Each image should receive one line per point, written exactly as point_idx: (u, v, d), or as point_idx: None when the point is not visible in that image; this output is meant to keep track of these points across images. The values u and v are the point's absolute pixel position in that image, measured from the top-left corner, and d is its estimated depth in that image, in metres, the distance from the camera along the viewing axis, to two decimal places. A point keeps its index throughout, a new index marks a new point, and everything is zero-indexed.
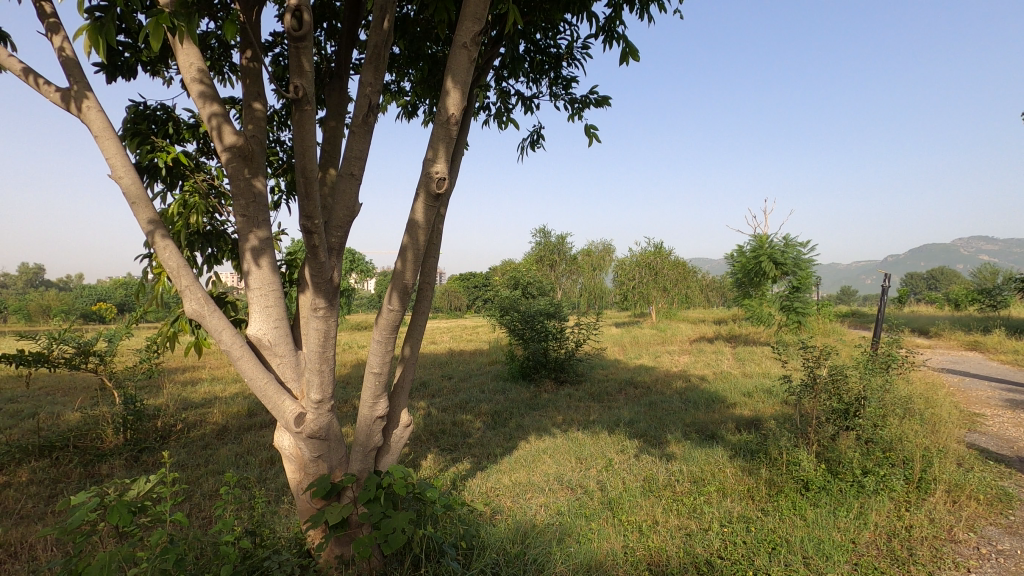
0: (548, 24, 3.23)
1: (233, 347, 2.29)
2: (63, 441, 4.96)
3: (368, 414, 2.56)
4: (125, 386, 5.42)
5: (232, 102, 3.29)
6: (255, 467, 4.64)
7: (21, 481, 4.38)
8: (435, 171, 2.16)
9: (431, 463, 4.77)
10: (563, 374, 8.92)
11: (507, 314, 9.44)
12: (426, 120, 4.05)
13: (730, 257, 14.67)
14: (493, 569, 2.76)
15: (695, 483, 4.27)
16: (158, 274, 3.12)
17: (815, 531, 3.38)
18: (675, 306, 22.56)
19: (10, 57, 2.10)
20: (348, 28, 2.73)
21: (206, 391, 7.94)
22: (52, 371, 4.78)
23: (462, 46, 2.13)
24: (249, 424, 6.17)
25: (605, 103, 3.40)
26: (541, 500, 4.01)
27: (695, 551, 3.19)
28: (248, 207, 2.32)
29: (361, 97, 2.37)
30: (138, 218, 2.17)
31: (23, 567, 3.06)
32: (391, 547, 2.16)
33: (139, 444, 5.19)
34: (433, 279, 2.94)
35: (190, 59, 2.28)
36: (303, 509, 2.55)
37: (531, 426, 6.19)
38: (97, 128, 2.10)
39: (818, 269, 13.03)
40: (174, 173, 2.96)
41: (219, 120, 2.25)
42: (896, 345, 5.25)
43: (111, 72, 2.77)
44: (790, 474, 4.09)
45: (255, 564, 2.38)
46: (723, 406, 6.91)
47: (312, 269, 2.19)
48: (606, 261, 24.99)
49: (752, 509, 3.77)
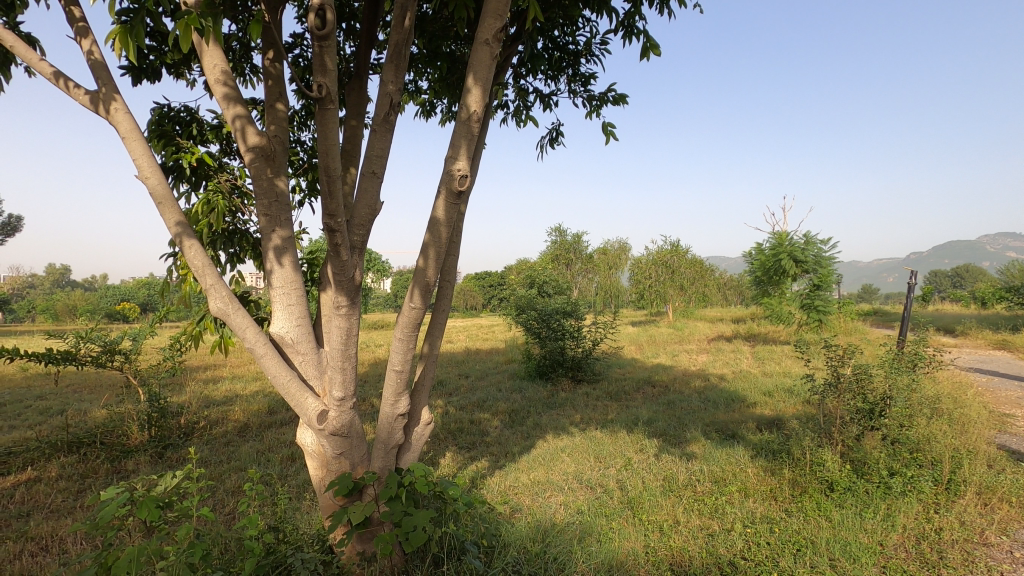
0: (566, 20, 3.21)
1: (257, 345, 2.31)
2: (91, 437, 5.08)
3: (390, 412, 2.57)
4: (150, 384, 5.52)
5: (253, 102, 3.33)
6: (277, 464, 4.71)
7: (50, 475, 4.50)
8: (457, 168, 2.16)
9: (450, 461, 4.78)
10: (581, 373, 8.88)
11: (524, 313, 9.45)
12: (445, 118, 4.05)
13: (749, 256, 14.47)
14: (514, 567, 2.75)
15: (716, 483, 4.23)
16: (183, 273, 3.17)
17: (841, 532, 3.32)
18: (692, 304, 22.38)
19: (41, 61, 2.14)
20: (368, 28, 2.73)
21: (227, 389, 8.05)
22: (79, 369, 4.89)
23: (483, 43, 2.12)
24: (270, 422, 6.25)
25: (624, 99, 3.35)
26: (560, 499, 4.00)
27: (719, 551, 3.15)
28: (271, 206, 2.35)
29: (382, 96, 2.39)
30: (165, 219, 2.20)
31: (55, 560, 3.14)
32: (412, 545, 2.17)
33: (164, 441, 5.29)
34: (453, 277, 2.94)
35: (214, 61, 2.30)
36: (326, 505, 2.56)
37: (549, 425, 6.19)
38: (125, 130, 2.14)
39: (839, 266, 12.80)
40: (198, 173, 3.00)
41: (243, 121, 2.27)
42: (923, 344, 5.13)
43: (136, 74, 2.82)
44: (814, 475, 4.03)
45: (278, 559, 2.42)
46: (743, 406, 6.82)
47: (335, 267, 2.20)
48: (622, 259, 24.85)
49: (775, 510, 3.71)
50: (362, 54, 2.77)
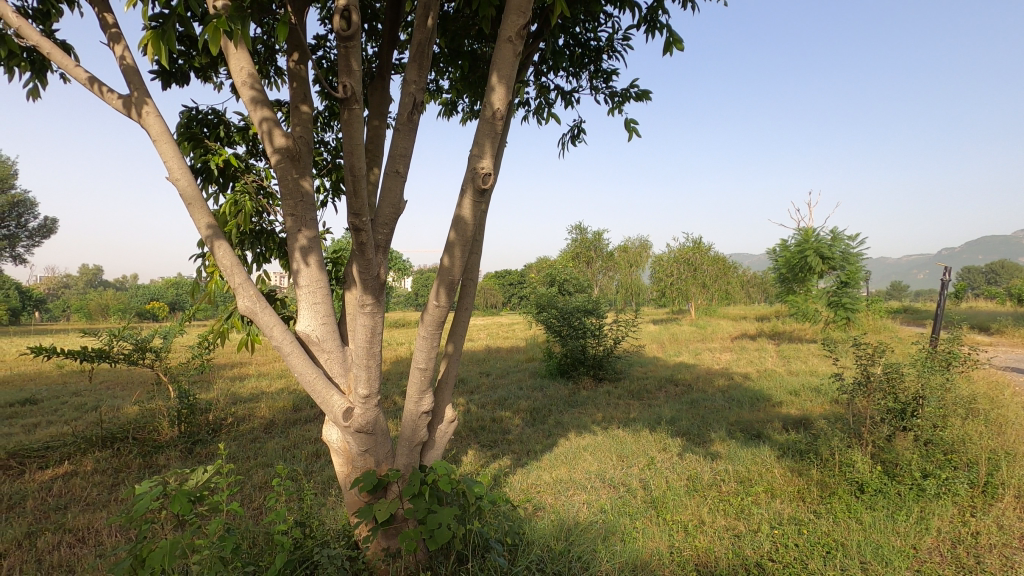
0: (587, 16, 3.18)
1: (284, 343, 2.35)
2: (124, 433, 5.22)
3: (414, 410, 2.59)
4: (179, 380, 5.65)
5: (278, 104, 3.38)
6: (303, 461, 4.78)
7: (86, 470, 4.64)
8: (481, 167, 2.16)
9: (472, 459, 4.81)
10: (602, 371, 8.83)
11: (545, 311, 9.44)
12: (466, 117, 4.06)
13: (773, 252, 14.20)
14: (539, 565, 2.75)
15: (741, 483, 4.17)
16: (211, 273, 3.23)
17: (872, 535, 3.25)
18: (714, 302, 22.11)
19: (76, 66, 2.20)
20: (390, 28, 2.74)
21: (253, 386, 8.20)
22: (113, 366, 5.02)
23: (507, 40, 2.11)
24: (295, 419, 6.35)
25: (647, 95, 3.31)
26: (583, 498, 3.99)
27: (746, 552, 3.11)
28: (296, 207, 2.37)
29: (405, 96, 2.40)
30: (194, 219, 2.25)
31: (91, 552, 3.23)
32: (437, 542, 2.18)
33: (193, 436, 5.40)
34: (476, 275, 2.94)
35: (241, 64, 2.33)
36: (351, 501, 2.59)
37: (571, 423, 6.17)
38: (156, 133, 2.18)
39: (868, 263, 12.48)
40: (226, 175, 3.06)
41: (269, 123, 2.32)
42: (958, 343, 4.97)
43: (166, 79, 2.88)
44: (843, 475, 3.95)
45: (305, 554, 2.46)
46: (769, 405, 6.71)
47: (360, 266, 2.22)
48: (643, 257, 24.62)
49: (803, 511, 3.64)
50: (384, 54, 2.79)
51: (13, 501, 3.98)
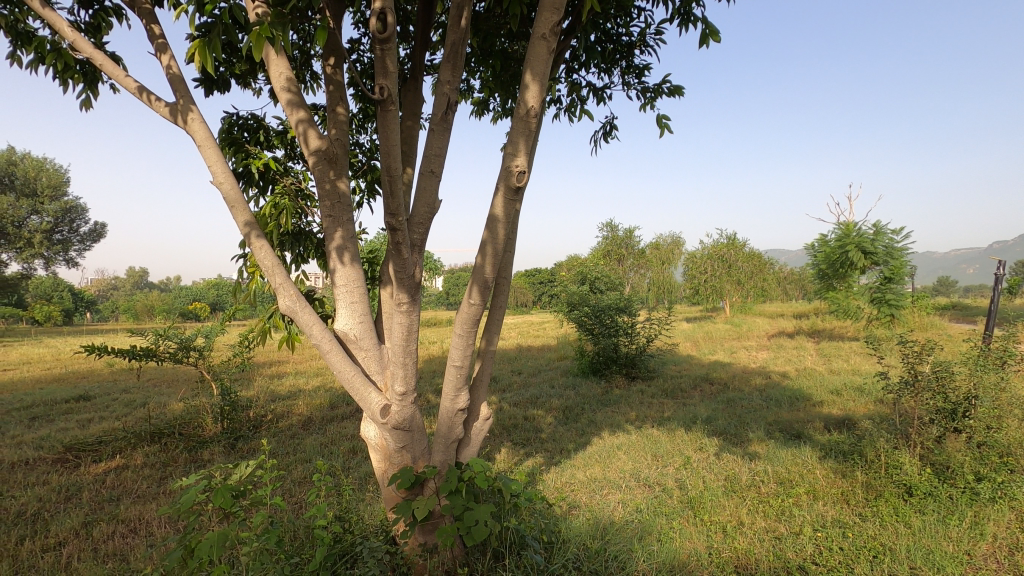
0: (619, 11, 3.14)
1: (323, 341, 2.40)
2: (171, 428, 5.42)
3: (450, 407, 2.61)
4: (222, 378, 5.83)
5: (314, 108, 3.46)
6: (340, 457, 4.88)
7: (136, 463, 4.85)
8: (515, 165, 2.16)
9: (506, 456, 4.83)
10: (635, 370, 8.72)
11: (576, 309, 9.39)
12: (497, 116, 4.06)
13: (812, 248, 13.77)
14: (575, 563, 2.74)
15: (781, 484, 4.06)
16: (252, 273, 3.34)
17: (922, 539, 3.13)
18: (749, 300, 21.57)
19: (126, 76, 2.30)
20: (422, 29, 2.77)
21: (292, 384, 8.42)
22: (159, 365, 5.22)
23: (540, 38, 2.11)
24: (332, 416, 6.48)
25: (680, 89, 3.25)
26: (618, 497, 3.96)
27: (787, 555, 3.04)
28: (333, 207, 2.43)
29: (439, 96, 2.42)
30: (236, 221, 2.32)
31: (143, 541, 3.37)
32: (475, 539, 2.20)
33: (235, 432, 5.57)
34: (509, 273, 2.95)
35: (280, 69, 2.39)
36: (389, 497, 2.63)
37: (604, 422, 6.13)
38: (200, 138, 2.26)
39: (914, 257, 11.97)
40: (265, 178, 3.15)
41: (306, 125, 2.37)
42: (1013, 341, 4.72)
43: (208, 86, 2.98)
44: (889, 478, 3.81)
45: (345, 548, 2.51)
46: (809, 405, 6.52)
47: (396, 265, 2.24)
48: (675, 254, 24.23)
49: (848, 514, 3.53)
50: (416, 55, 2.81)
51: (71, 492, 4.19)
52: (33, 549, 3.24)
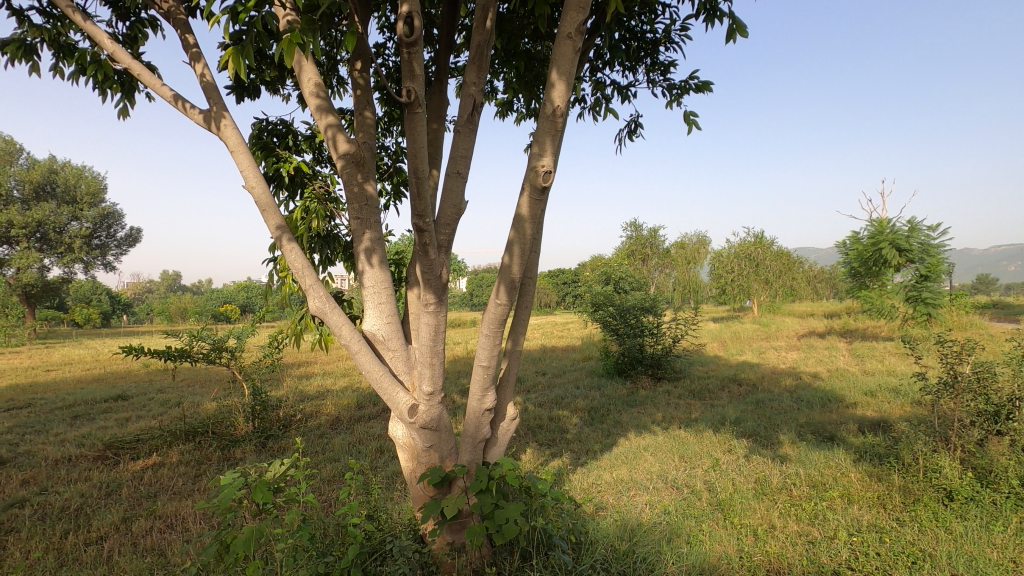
0: (643, 8, 3.12)
1: (352, 342, 2.44)
2: (204, 427, 5.57)
3: (477, 407, 2.62)
4: (252, 378, 5.96)
5: (341, 112, 3.52)
6: (368, 456, 4.95)
7: (172, 461, 5.00)
8: (541, 165, 2.17)
9: (532, 457, 4.84)
10: (661, 370, 8.63)
11: (600, 310, 9.34)
12: (521, 116, 4.06)
13: (843, 246, 13.44)
14: (604, 565, 2.72)
15: (814, 487, 3.97)
16: (282, 276, 3.40)
17: (964, 546, 3.02)
18: (778, 300, 21.10)
19: (162, 85, 2.37)
20: (447, 31, 2.79)
21: (320, 384, 8.57)
22: (193, 365, 5.37)
23: (566, 37, 2.11)
24: (359, 416, 6.56)
25: (708, 85, 3.20)
26: (646, 499, 3.91)
27: (821, 559, 2.97)
28: (361, 210, 2.46)
29: (465, 98, 2.44)
30: (268, 224, 2.37)
31: (179, 537, 3.46)
32: (504, 538, 2.20)
33: (266, 431, 5.69)
34: (535, 273, 2.95)
35: (309, 75, 2.43)
36: (417, 496, 2.65)
37: (629, 423, 6.08)
38: (233, 144, 2.32)
39: (951, 254, 11.58)
40: (294, 182, 3.21)
41: (335, 130, 2.42)
42: None
43: (239, 93, 3.06)
44: (928, 482, 3.69)
45: (375, 545, 2.54)
46: (842, 406, 6.36)
47: (423, 266, 2.26)
48: (701, 253, 23.89)
49: (884, 519, 3.43)
50: (441, 58, 2.83)
51: (111, 488, 4.34)
52: (77, 543, 3.37)
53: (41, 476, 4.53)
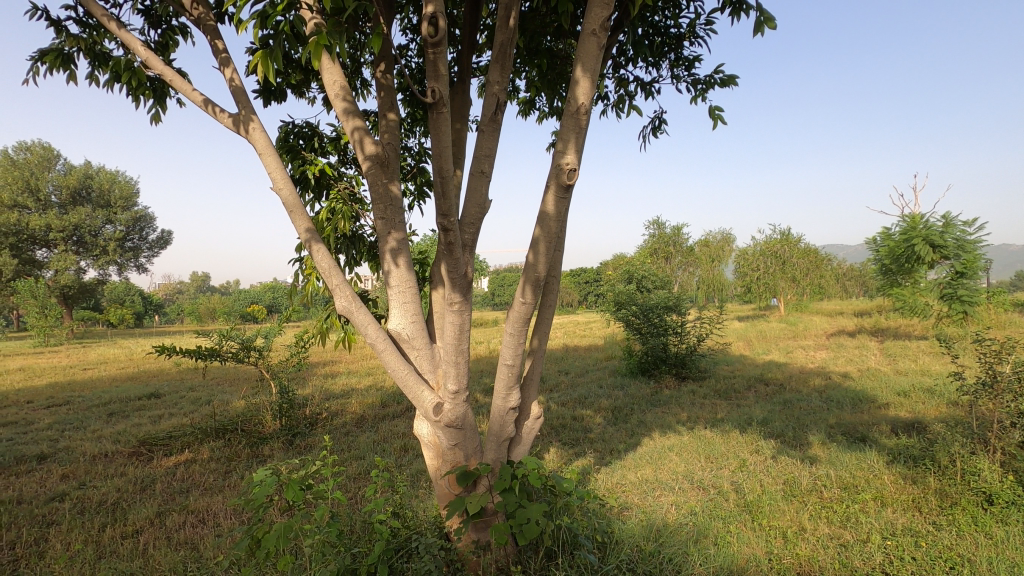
0: (667, 3, 3.09)
1: (377, 341, 2.46)
2: (233, 425, 5.69)
3: (502, 405, 2.62)
4: (279, 377, 6.07)
5: (365, 114, 3.57)
6: (393, 454, 5.00)
7: (203, 457, 5.13)
8: (565, 162, 2.16)
9: (555, 456, 4.83)
10: (685, 370, 8.51)
11: (623, 309, 9.26)
12: (542, 115, 4.05)
13: (874, 242, 13.09)
14: (629, 565, 2.70)
15: (845, 490, 3.88)
16: (308, 275, 3.45)
17: (1005, 551, 2.92)
18: (806, 298, 20.64)
19: (193, 90, 2.43)
20: (469, 31, 2.79)
21: (345, 383, 8.67)
22: (223, 364, 5.48)
23: (590, 34, 2.10)
24: (383, 415, 6.63)
25: (733, 80, 3.14)
26: (671, 499, 3.87)
27: (854, 562, 2.91)
28: (386, 210, 2.49)
29: (488, 97, 2.44)
30: (296, 225, 2.41)
31: (211, 531, 3.55)
32: (527, 537, 2.20)
33: (293, 429, 5.79)
34: (559, 271, 2.95)
35: (333, 77, 2.46)
36: (442, 494, 2.66)
37: (654, 423, 6.02)
38: (261, 146, 2.36)
39: (988, 250, 11.20)
40: (320, 184, 3.26)
41: (360, 132, 2.45)
42: None
43: (266, 96, 3.12)
44: (966, 486, 3.57)
45: (401, 543, 2.56)
46: (873, 407, 6.20)
47: (448, 264, 2.27)
48: (726, 251, 23.51)
49: (920, 522, 3.33)
50: (464, 58, 2.85)
51: (146, 483, 4.47)
52: (114, 536, 3.47)
53: (80, 470, 4.69)
